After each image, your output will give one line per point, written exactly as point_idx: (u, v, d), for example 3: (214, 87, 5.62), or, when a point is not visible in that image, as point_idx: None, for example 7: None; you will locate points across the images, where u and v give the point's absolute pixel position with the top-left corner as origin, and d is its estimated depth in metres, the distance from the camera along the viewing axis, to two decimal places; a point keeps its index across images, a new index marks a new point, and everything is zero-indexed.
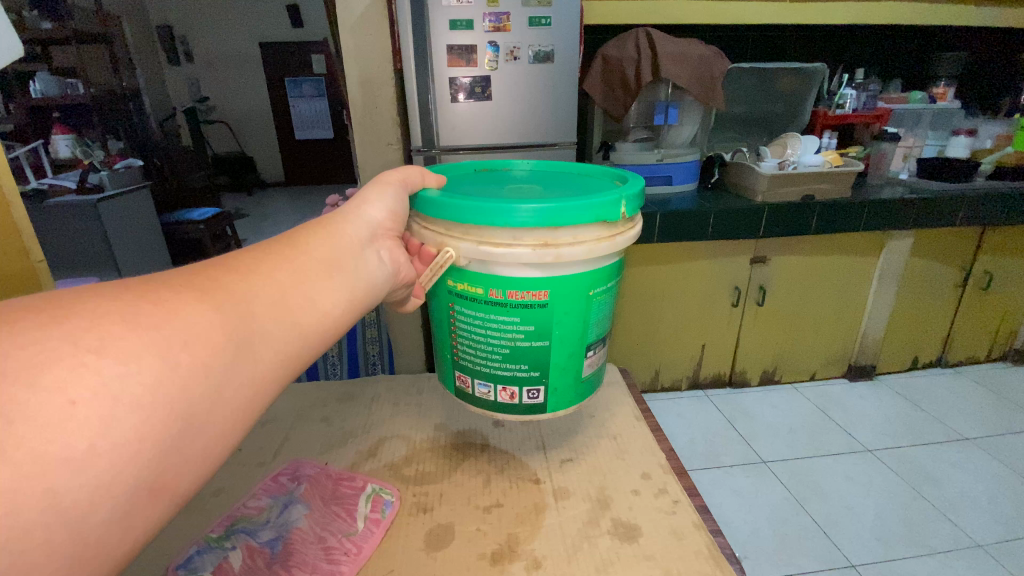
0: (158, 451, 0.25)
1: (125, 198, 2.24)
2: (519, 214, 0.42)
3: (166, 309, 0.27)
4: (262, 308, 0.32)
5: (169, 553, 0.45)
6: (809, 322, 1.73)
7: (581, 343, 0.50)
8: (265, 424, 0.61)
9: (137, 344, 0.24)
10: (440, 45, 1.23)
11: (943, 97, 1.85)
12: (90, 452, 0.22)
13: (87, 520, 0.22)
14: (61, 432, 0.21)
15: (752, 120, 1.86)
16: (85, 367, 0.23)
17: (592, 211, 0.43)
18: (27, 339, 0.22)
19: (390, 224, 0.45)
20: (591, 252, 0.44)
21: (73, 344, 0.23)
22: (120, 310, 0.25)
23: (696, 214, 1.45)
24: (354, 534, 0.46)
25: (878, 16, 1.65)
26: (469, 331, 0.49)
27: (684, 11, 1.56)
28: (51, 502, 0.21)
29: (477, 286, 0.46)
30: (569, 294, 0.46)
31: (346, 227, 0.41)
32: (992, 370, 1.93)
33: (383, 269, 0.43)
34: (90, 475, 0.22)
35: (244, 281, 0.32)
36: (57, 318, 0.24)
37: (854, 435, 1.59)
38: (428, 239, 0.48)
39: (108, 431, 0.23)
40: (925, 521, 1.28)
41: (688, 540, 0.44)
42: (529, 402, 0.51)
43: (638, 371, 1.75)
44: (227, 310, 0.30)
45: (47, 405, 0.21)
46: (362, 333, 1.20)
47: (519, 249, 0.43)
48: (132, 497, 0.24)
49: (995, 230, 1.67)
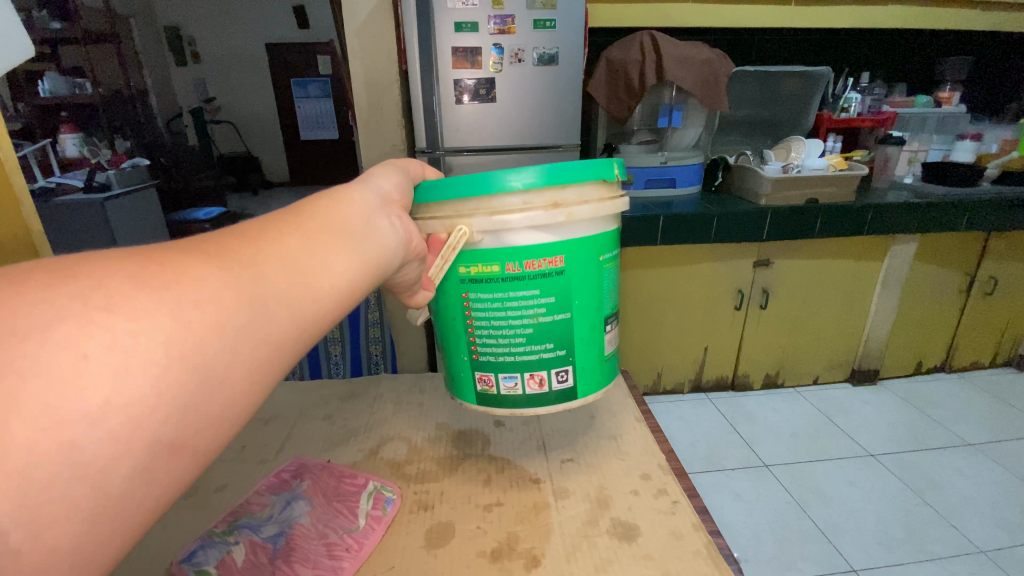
0: (175, 408, 0.23)
1: (133, 196, 2.26)
2: (526, 176, 0.43)
3: (175, 270, 0.25)
4: (274, 270, 0.30)
5: (169, 550, 0.45)
6: (814, 325, 1.73)
7: (599, 316, 0.51)
8: (267, 422, 0.62)
9: (149, 301, 0.23)
10: (446, 47, 1.24)
11: (949, 101, 1.83)
12: (105, 407, 0.21)
13: (109, 475, 0.22)
14: (73, 388, 0.20)
15: (757, 123, 1.86)
16: (96, 324, 0.22)
17: (593, 169, 0.46)
18: (34, 298, 0.21)
19: (397, 196, 0.43)
20: (598, 211, 0.46)
21: (82, 302, 0.22)
22: (129, 271, 0.24)
23: (700, 217, 1.46)
24: (354, 531, 0.46)
25: (883, 20, 1.66)
26: (488, 321, 0.48)
27: (690, 14, 1.56)
28: (68, 457, 0.20)
29: (491, 264, 0.45)
30: (582, 260, 0.47)
31: (354, 194, 0.38)
32: (996, 376, 1.92)
33: (396, 236, 0.39)
34: (107, 429, 0.21)
35: (250, 245, 0.30)
36: (63, 277, 0.22)
37: (857, 440, 1.58)
38: (436, 226, 0.46)
39: (123, 387, 0.21)
40: (927, 527, 1.28)
41: (687, 540, 0.45)
42: (559, 387, 0.51)
43: (638, 373, 1.75)
44: (238, 272, 0.28)
45: (59, 361, 0.20)
46: (365, 333, 1.24)
47: (532, 212, 0.44)
48: (150, 454, 0.23)
49: (1001, 236, 1.67)
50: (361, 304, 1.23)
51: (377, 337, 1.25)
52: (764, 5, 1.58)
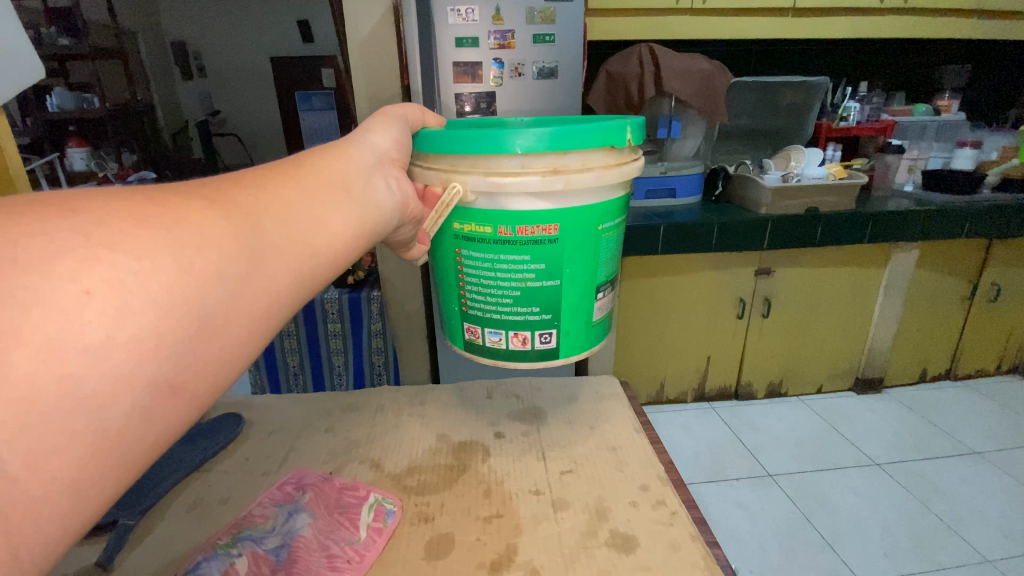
0: (175, 350, 0.25)
1: None
2: (527, 138, 0.42)
3: (174, 214, 0.27)
4: (270, 220, 0.31)
5: (168, 558, 0.46)
6: (818, 333, 1.73)
7: (591, 283, 0.50)
8: (271, 434, 0.63)
9: (149, 243, 0.25)
10: (447, 63, 1.28)
11: (948, 109, 1.86)
12: (107, 342, 0.22)
13: (107, 411, 0.23)
14: (76, 319, 0.22)
15: (758, 133, 1.87)
16: (97, 260, 0.23)
17: (600, 134, 0.44)
18: (36, 230, 0.23)
19: (395, 153, 0.44)
20: (600, 178, 0.45)
21: (84, 239, 0.23)
22: (131, 213, 0.25)
23: (702, 226, 1.47)
24: (355, 543, 0.47)
25: (879, 30, 1.68)
26: (477, 278, 0.49)
27: (687, 28, 1.58)
28: (69, 389, 0.22)
29: (484, 225, 0.46)
30: (578, 228, 0.46)
31: (352, 152, 0.40)
32: (1002, 384, 1.91)
33: (391, 197, 0.41)
34: (110, 364, 0.23)
35: (254, 196, 0.32)
36: (64, 213, 0.24)
37: (863, 450, 1.57)
38: (433, 179, 0.47)
39: (123, 323, 0.23)
40: (936, 537, 1.27)
41: (685, 551, 0.45)
42: (542, 347, 0.51)
43: (641, 384, 1.75)
44: (235, 218, 0.29)
45: (61, 293, 0.22)
46: (369, 343, 1.36)
47: (528, 177, 0.43)
48: (150, 395, 0.24)
49: (1003, 243, 1.67)
50: (365, 314, 1.33)
51: (379, 349, 1.38)
52: (762, 15, 1.60)
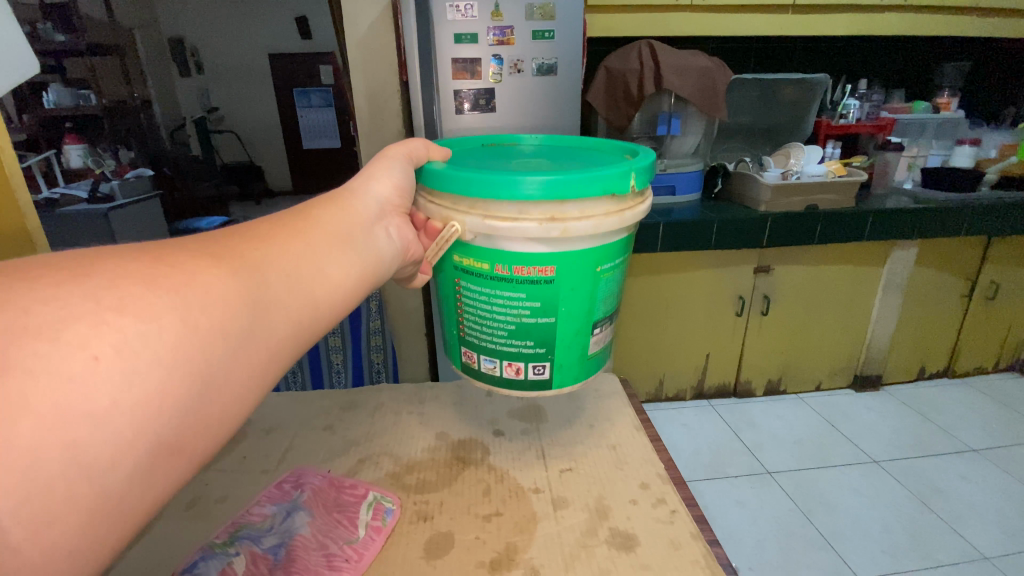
0: (176, 410, 0.26)
1: (135, 210, 1.98)
2: (525, 186, 0.41)
3: (182, 274, 0.28)
4: (275, 276, 0.33)
5: (170, 561, 0.46)
6: (816, 329, 1.73)
7: (588, 320, 0.49)
8: (270, 432, 0.62)
9: (157, 306, 0.25)
10: (445, 58, 1.22)
11: (946, 107, 1.86)
12: (113, 408, 0.23)
13: (108, 475, 0.23)
14: (84, 387, 0.22)
15: (757, 130, 1.86)
16: (106, 324, 0.24)
17: (600, 184, 0.43)
18: (50, 296, 0.23)
19: (398, 200, 0.46)
20: (598, 227, 0.44)
21: (95, 303, 0.24)
22: (140, 274, 0.26)
23: (698, 223, 1.46)
24: (355, 542, 0.47)
25: (878, 28, 1.67)
26: (474, 309, 0.49)
27: (687, 25, 1.58)
28: (73, 455, 0.22)
29: (481, 262, 0.46)
30: (573, 270, 0.45)
31: (354, 206, 0.42)
32: (1000, 381, 1.91)
33: (391, 244, 0.44)
34: (113, 430, 0.23)
35: (260, 249, 0.34)
36: (76, 278, 0.24)
37: (862, 448, 1.57)
38: (434, 214, 0.48)
39: (130, 389, 0.24)
40: (932, 535, 1.27)
41: (685, 550, 0.45)
42: (533, 378, 0.50)
43: (639, 380, 1.74)
44: (239, 274, 0.31)
45: (70, 360, 0.22)
46: (367, 342, 1.35)
47: (524, 223, 0.42)
48: (152, 454, 0.25)
49: (1001, 240, 1.67)
50: (364, 311, 1.33)
51: (378, 345, 1.37)
52: (761, 12, 1.59)
